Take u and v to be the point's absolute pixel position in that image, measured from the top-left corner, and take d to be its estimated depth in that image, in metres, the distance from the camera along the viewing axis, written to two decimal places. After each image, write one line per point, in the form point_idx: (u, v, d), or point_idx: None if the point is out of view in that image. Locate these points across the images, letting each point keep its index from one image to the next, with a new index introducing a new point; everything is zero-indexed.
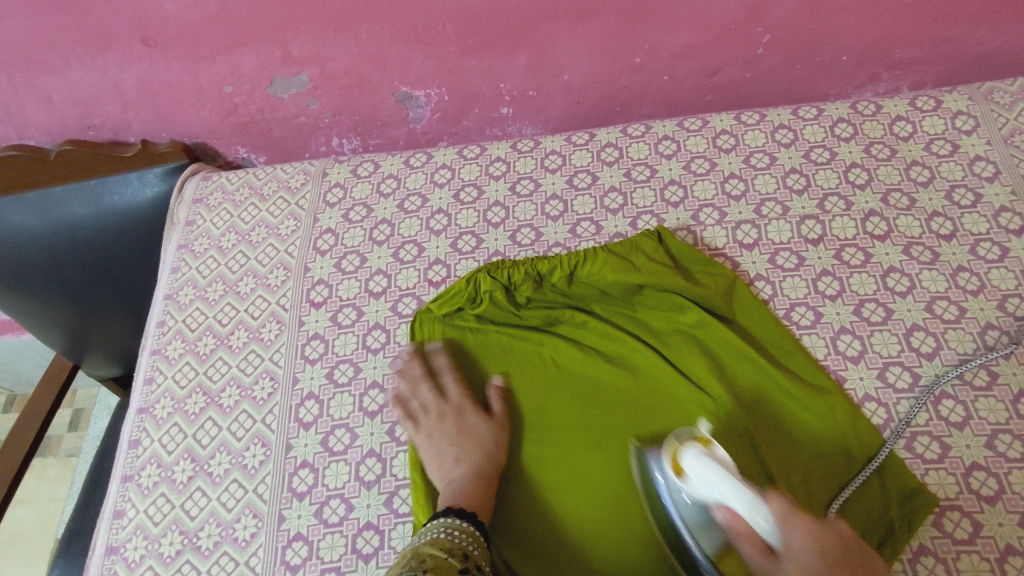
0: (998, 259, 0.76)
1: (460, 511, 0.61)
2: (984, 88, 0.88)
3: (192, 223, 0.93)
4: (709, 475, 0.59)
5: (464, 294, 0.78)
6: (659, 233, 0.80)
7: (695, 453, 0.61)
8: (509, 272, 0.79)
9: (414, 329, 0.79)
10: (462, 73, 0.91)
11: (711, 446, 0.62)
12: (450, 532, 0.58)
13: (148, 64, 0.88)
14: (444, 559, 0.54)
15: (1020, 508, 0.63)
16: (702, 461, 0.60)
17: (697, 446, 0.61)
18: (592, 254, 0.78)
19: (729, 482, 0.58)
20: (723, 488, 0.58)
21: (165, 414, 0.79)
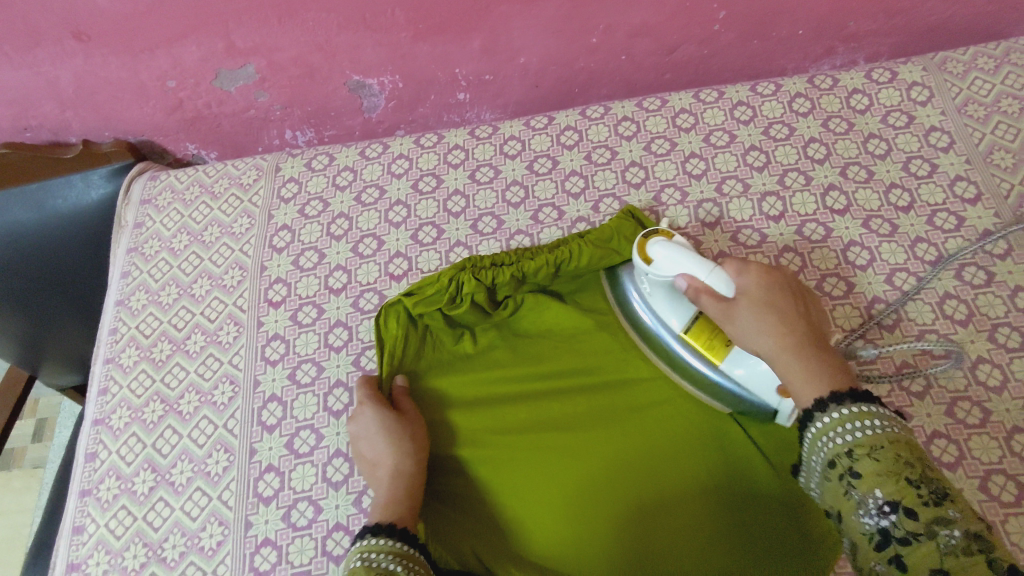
0: (955, 228, 0.77)
1: (376, 528, 0.58)
2: (938, 58, 0.89)
3: (141, 225, 0.89)
4: (673, 257, 0.65)
5: (443, 292, 0.75)
6: (630, 212, 0.80)
7: (664, 242, 0.66)
8: (488, 266, 0.76)
9: (384, 327, 0.74)
10: (415, 59, 0.89)
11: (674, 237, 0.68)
12: (369, 558, 0.55)
13: (83, 60, 0.84)
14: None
15: (980, 473, 0.64)
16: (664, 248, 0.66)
17: (664, 238, 0.67)
18: (575, 247, 0.76)
19: (694, 258, 0.64)
20: (692, 265, 0.63)
21: (123, 424, 0.76)
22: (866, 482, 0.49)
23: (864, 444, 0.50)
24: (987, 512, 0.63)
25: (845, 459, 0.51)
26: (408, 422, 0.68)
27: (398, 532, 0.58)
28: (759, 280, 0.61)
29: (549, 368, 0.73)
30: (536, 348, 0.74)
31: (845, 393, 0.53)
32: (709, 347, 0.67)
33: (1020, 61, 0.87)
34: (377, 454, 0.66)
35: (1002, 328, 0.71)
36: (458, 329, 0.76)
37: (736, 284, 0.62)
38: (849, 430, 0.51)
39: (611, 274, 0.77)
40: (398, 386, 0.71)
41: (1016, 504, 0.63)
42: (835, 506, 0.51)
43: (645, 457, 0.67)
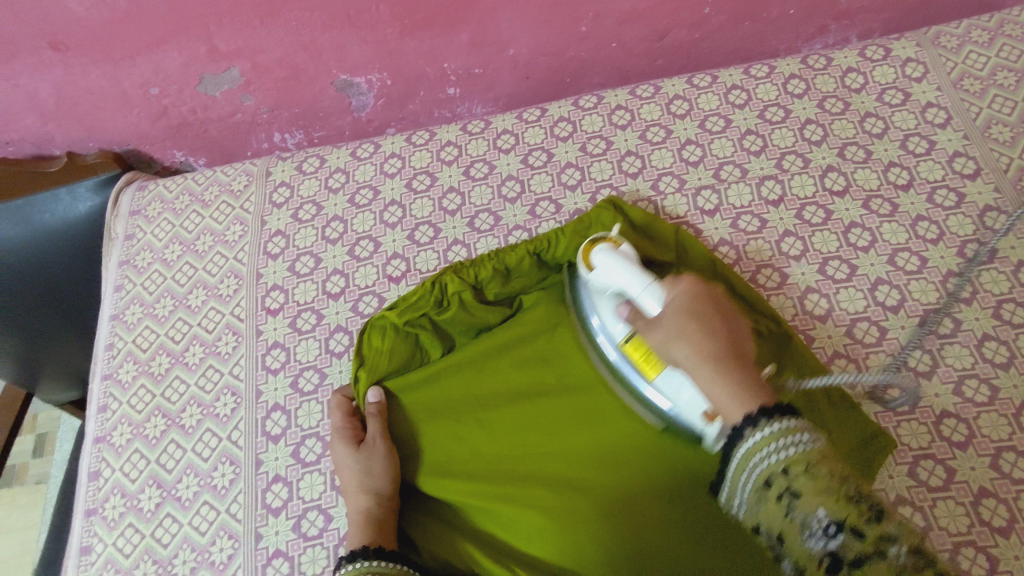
0: (956, 205, 0.77)
1: (352, 555, 0.60)
2: (931, 33, 0.88)
3: (131, 237, 0.88)
4: (613, 262, 0.66)
5: (429, 299, 0.73)
6: (612, 202, 0.78)
7: (605, 249, 0.68)
8: (472, 270, 0.75)
9: (366, 334, 0.73)
10: (402, 56, 0.87)
11: (621, 245, 0.69)
12: None
13: (63, 71, 0.82)
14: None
15: (990, 451, 0.64)
16: (607, 257, 0.67)
17: (607, 245, 0.68)
18: (556, 237, 0.75)
19: (633, 271, 0.65)
20: (629, 276, 0.65)
21: (124, 441, 0.75)
22: (809, 501, 0.45)
23: (800, 461, 0.45)
24: (999, 489, 0.63)
25: (782, 479, 0.46)
26: (371, 450, 0.67)
27: (373, 552, 0.59)
28: (687, 291, 0.59)
29: (536, 371, 0.72)
30: (522, 350, 0.73)
31: (768, 406, 0.49)
32: (647, 361, 0.64)
33: (1014, 33, 0.86)
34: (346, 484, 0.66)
35: (1007, 304, 0.71)
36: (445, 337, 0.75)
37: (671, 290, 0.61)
38: (781, 448, 0.46)
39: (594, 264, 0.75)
40: (370, 410, 0.69)
41: None
42: (774, 526, 0.47)
43: (632, 449, 0.67)
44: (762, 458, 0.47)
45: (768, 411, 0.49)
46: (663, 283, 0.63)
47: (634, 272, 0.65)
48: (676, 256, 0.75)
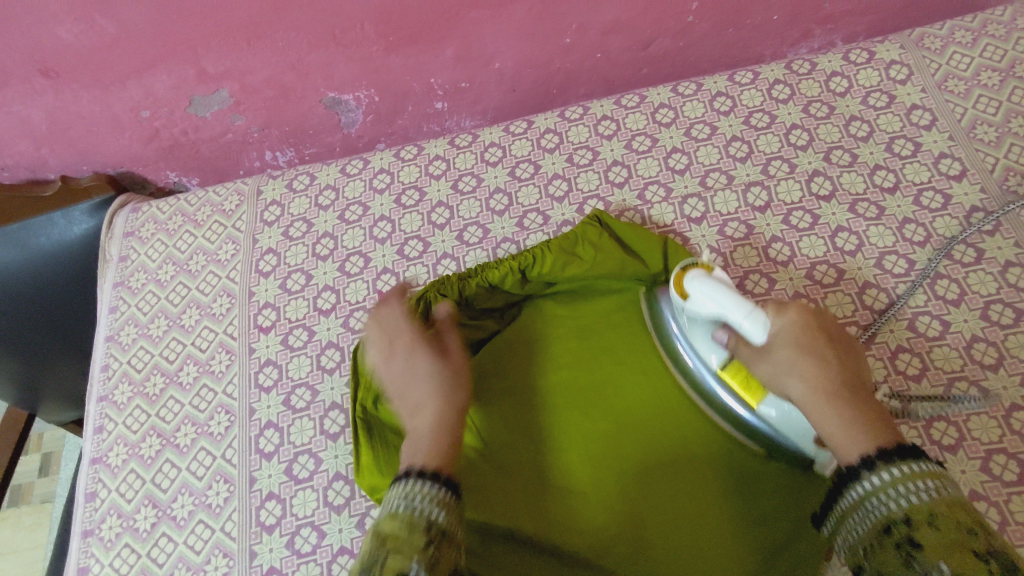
0: (942, 207, 0.77)
1: (421, 470, 0.54)
2: (915, 34, 0.88)
3: (125, 258, 0.89)
4: (707, 292, 0.61)
5: (413, 315, 0.74)
6: (597, 217, 0.79)
7: (697, 276, 0.63)
8: (458, 286, 0.75)
9: (358, 357, 0.74)
10: (389, 72, 0.88)
11: (712, 271, 0.64)
12: (411, 502, 0.51)
13: (54, 97, 0.83)
14: (407, 536, 0.48)
15: (980, 454, 0.64)
16: (700, 285, 0.62)
17: (698, 271, 0.64)
18: (538, 253, 0.76)
19: (730, 296, 0.60)
20: (728, 305, 0.60)
21: (121, 461, 0.76)
22: (928, 555, 0.43)
23: (923, 510, 0.45)
24: (991, 492, 0.62)
25: (904, 527, 0.45)
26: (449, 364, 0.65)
27: (443, 478, 0.54)
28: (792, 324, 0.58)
29: (524, 385, 0.72)
30: (511, 367, 0.73)
31: (888, 448, 0.49)
32: (747, 387, 0.64)
33: (998, 32, 0.86)
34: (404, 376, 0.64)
35: (995, 305, 0.71)
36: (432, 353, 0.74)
37: (775, 323, 0.59)
38: (899, 494, 0.47)
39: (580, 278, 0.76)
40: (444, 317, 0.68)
41: (1019, 483, 0.62)
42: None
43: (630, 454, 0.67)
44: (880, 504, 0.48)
45: (888, 453, 0.49)
46: (766, 308, 0.59)
47: (734, 300, 0.60)
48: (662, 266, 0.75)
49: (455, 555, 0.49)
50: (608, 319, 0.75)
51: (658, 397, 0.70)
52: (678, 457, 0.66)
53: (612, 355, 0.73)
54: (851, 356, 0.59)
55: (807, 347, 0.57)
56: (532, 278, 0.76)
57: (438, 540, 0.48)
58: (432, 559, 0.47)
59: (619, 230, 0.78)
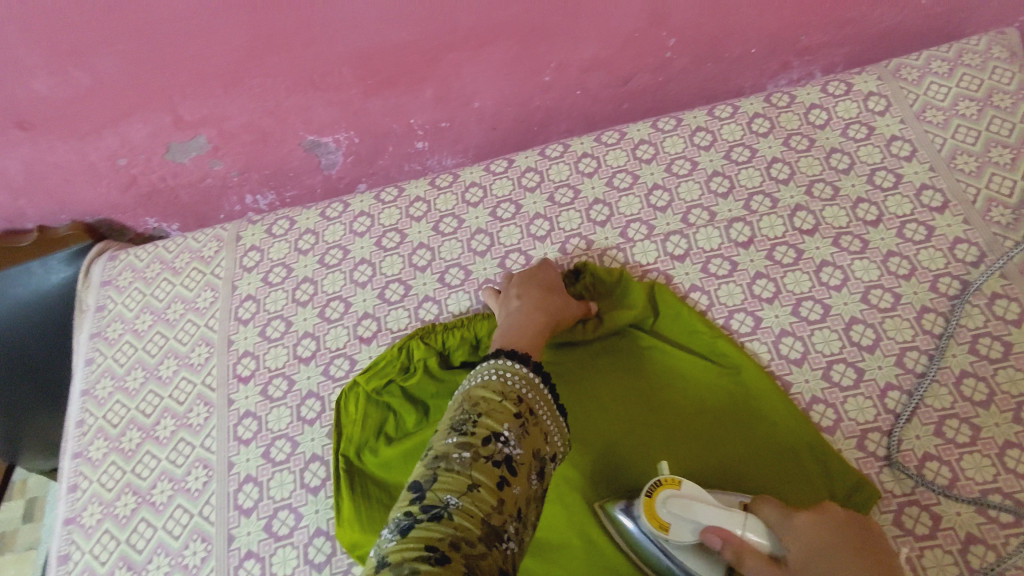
0: (926, 238, 0.76)
1: (512, 353, 0.58)
2: (892, 65, 0.89)
3: (102, 308, 0.87)
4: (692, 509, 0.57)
5: (395, 365, 0.74)
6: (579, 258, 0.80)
7: (671, 496, 0.59)
8: (440, 336, 0.75)
9: (342, 406, 0.73)
10: (368, 114, 0.88)
11: (681, 485, 0.60)
12: (504, 374, 0.55)
13: (29, 147, 0.82)
14: (500, 403, 0.52)
15: (976, 494, 0.63)
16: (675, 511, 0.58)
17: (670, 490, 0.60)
18: None
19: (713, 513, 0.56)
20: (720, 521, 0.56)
21: (95, 521, 0.73)
22: None
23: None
24: (988, 535, 0.61)
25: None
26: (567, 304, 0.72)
27: (531, 363, 0.58)
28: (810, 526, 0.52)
29: None
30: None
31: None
32: None
33: (973, 61, 0.87)
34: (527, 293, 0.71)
35: (983, 338, 0.70)
36: (420, 401, 0.73)
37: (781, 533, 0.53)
38: None
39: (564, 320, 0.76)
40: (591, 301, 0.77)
41: (1016, 524, 0.61)
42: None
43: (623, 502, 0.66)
44: None
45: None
46: (757, 522, 0.54)
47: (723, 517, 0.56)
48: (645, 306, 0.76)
49: (540, 436, 0.53)
50: (596, 356, 0.74)
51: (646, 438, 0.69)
52: None
53: (602, 388, 0.72)
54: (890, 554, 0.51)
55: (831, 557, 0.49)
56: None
57: (526, 417, 0.53)
58: (521, 431, 0.52)
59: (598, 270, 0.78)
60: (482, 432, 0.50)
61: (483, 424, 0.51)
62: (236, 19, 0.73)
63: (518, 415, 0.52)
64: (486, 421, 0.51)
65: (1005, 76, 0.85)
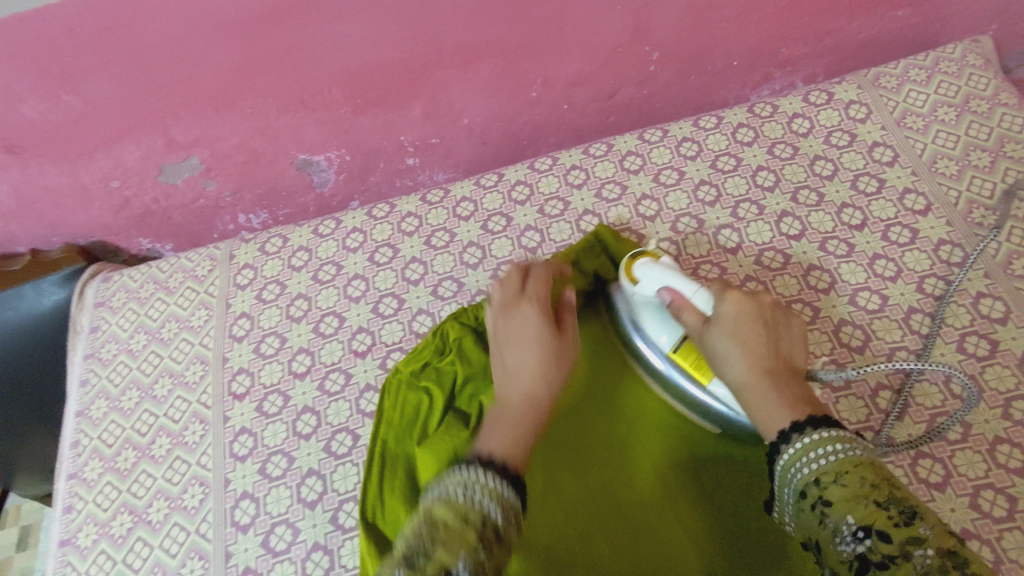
0: (910, 241, 0.78)
1: (485, 464, 0.52)
2: (871, 74, 0.91)
3: (96, 329, 0.87)
4: (657, 278, 0.67)
5: (430, 348, 0.74)
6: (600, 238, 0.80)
7: (647, 263, 0.68)
8: (473, 314, 0.76)
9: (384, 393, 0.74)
10: (359, 132, 0.89)
11: (660, 258, 0.69)
12: (469, 492, 0.49)
13: (22, 172, 0.83)
14: (460, 529, 0.45)
15: (969, 490, 0.63)
16: (649, 271, 0.68)
17: (648, 258, 0.69)
18: None
19: (680, 279, 0.65)
20: (680, 283, 0.65)
21: (90, 542, 0.73)
22: (838, 509, 0.46)
23: (831, 471, 0.48)
24: (982, 530, 0.61)
25: (815, 489, 0.48)
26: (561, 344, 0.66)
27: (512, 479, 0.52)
28: (735, 305, 0.61)
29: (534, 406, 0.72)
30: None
31: (801, 420, 0.52)
32: (699, 366, 0.65)
33: (950, 69, 0.89)
34: (527, 362, 0.63)
35: (970, 337, 0.71)
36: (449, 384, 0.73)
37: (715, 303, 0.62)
38: (814, 459, 0.49)
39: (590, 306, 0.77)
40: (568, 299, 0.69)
41: (1010, 519, 0.61)
42: (813, 536, 0.48)
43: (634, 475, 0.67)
44: (797, 473, 0.50)
45: (802, 424, 0.52)
46: (709, 289, 0.64)
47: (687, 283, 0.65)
48: None
49: (502, 562, 0.46)
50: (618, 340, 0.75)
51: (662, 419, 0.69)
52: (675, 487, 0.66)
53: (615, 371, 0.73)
54: (790, 339, 0.62)
55: (738, 329, 0.60)
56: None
57: (489, 544, 0.46)
58: (482, 558, 0.45)
59: (615, 249, 0.78)
60: (432, 571, 0.43)
61: (435, 559, 0.43)
62: (226, 43, 0.74)
63: (480, 542, 0.45)
64: (440, 549, 0.44)
65: (981, 82, 0.87)
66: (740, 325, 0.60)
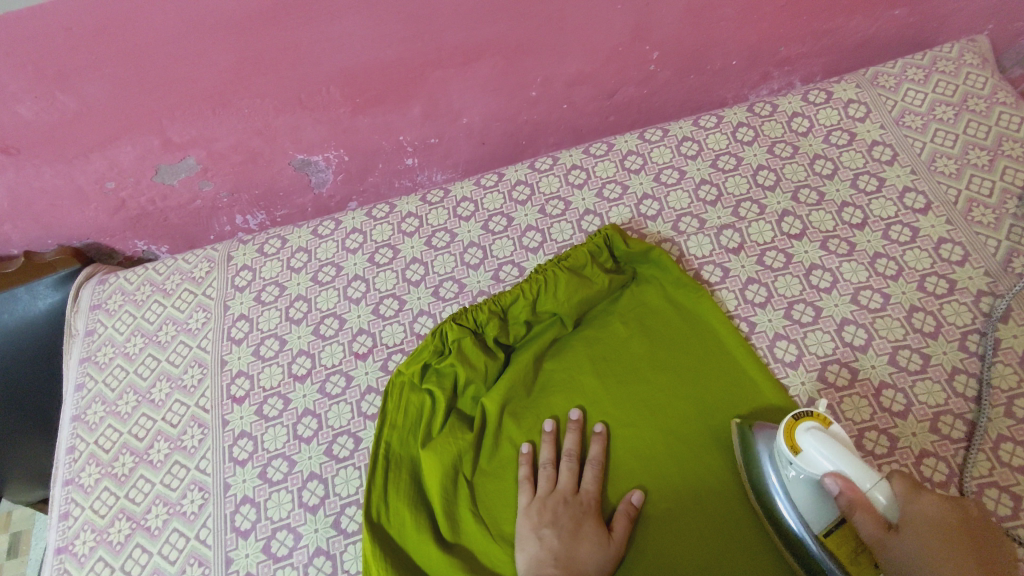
0: (911, 240, 0.78)
1: None
2: (869, 74, 0.91)
3: (92, 332, 0.86)
4: (827, 452, 0.53)
5: (430, 348, 0.73)
6: (607, 233, 0.79)
7: (813, 432, 0.55)
8: (473, 314, 0.74)
9: (385, 396, 0.72)
10: (358, 133, 0.88)
11: (830, 426, 0.56)
12: None
13: (15, 173, 0.82)
14: None
15: (973, 489, 0.63)
16: (817, 440, 0.54)
17: (817, 426, 0.55)
18: (551, 278, 0.75)
19: (851, 460, 0.53)
20: (847, 467, 0.52)
21: (88, 549, 0.72)
22: None
23: None
24: None
25: None
26: (576, 501, 0.64)
27: None
28: (933, 514, 0.52)
29: (535, 410, 0.71)
30: (517, 400, 0.71)
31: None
32: (855, 563, 0.54)
33: (947, 68, 0.89)
34: (544, 544, 0.61)
35: (972, 336, 0.71)
36: (450, 386, 0.72)
37: (904, 508, 0.52)
38: None
39: (591, 304, 0.76)
40: (592, 456, 0.66)
41: (1014, 516, 0.61)
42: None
43: (643, 475, 0.66)
44: None
45: None
46: (896, 489, 0.53)
47: (856, 467, 0.52)
48: (661, 297, 0.76)
49: None
50: (623, 338, 0.74)
51: (668, 417, 0.68)
52: (686, 487, 0.64)
53: (616, 371, 0.72)
54: (989, 541, 0.52)
55: (934, 539, 0.51)
56: (541, 310, 0.75)
57: None
58: None
59: (617, 243, 0.78)
60: None
61: None
62: (223, 42, 0.73)
63: None
64: None
65: (978, 81, 0.87)
66: (940, 538, 0.51)
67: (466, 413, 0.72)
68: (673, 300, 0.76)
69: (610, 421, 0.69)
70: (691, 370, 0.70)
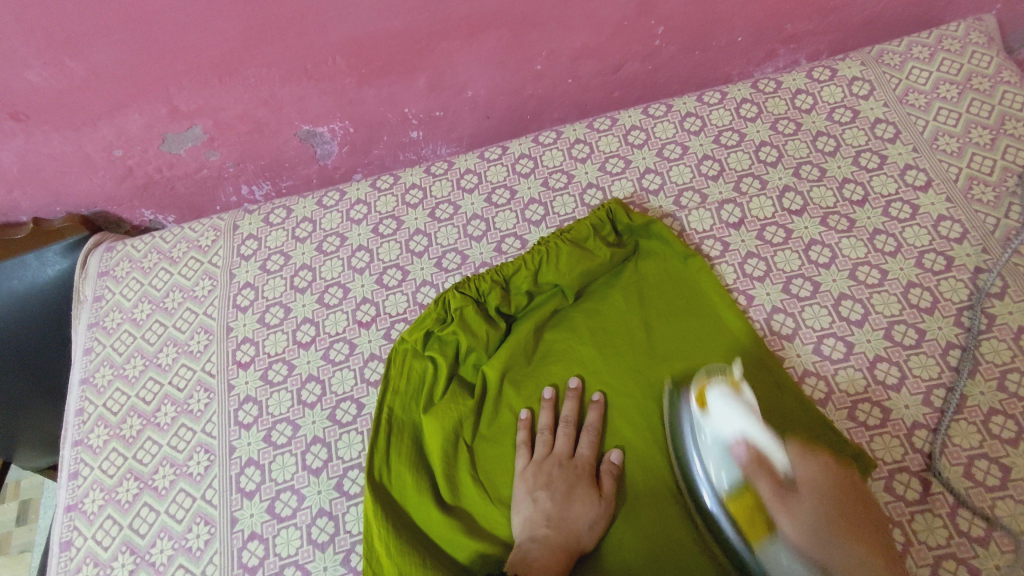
0: (910, 217, 0.78)
1: None
2: (875, 52, 0.91)
3: (100, 298, 0.88)
4: (739, 416, 0.62)
5: (432, 315, 0.74)
6: (611, 208, 0.79)
7: (726, 393, 0.63)
8: (475, 284, 0.75)
9: (388, 363, 0.74)
10: (363, 104, 0.89)
11: (741, 387, 0.63)
12: None
13: (24, 139, 0.83)
14: None
15: (962, 459, 0.64)
16: (730, 406, 0.62)
17: (727, 388, 0.63)
18: (554, 250, 0.76)
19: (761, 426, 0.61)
20: (755, 430, 0.61)
21: (96, 508, 0.74)
22: None
23: None
24: (974, 498, 0.62)
25: None
26: (571, 465, 0.66)
27: None
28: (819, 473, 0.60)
29: (534, 378, 0.72)
30: (517, 368, 0.73)
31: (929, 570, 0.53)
32: (751, 523, 0.60)
33: (953, 46, 0.89)
34: (538, 507, 0.63)
35: (968, 311, 0.72)
36: (451, 353, 0.73)
37: (797, 470, 0.60)
38: None
39: (592, 277, 0.77)
40: (589, 423, 0.68)
41: (1002, 487, 0.63)
42: None
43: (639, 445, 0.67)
44: None
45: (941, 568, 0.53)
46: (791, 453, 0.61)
47: (767, 433, 0.61)
48: (660, 270, 0.77)
49: None
50: (622, 311, 0.75)
51: (664, 388, 0.69)
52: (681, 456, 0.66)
53: (615, 342, 0.73)
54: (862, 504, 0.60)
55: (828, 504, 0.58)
56: (543, 281, 0.76)
57: None
58: None
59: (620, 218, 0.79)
60: None
61: None
62: (230, 10, 0.73)
63: None
64: None
65: (983, 60, 0.87)
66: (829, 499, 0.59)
67: (467, 380, 0.73)
68: (672, 274, 0.76)
69: (608, 391, 0.70)
70: (687, 343, 0.72)
